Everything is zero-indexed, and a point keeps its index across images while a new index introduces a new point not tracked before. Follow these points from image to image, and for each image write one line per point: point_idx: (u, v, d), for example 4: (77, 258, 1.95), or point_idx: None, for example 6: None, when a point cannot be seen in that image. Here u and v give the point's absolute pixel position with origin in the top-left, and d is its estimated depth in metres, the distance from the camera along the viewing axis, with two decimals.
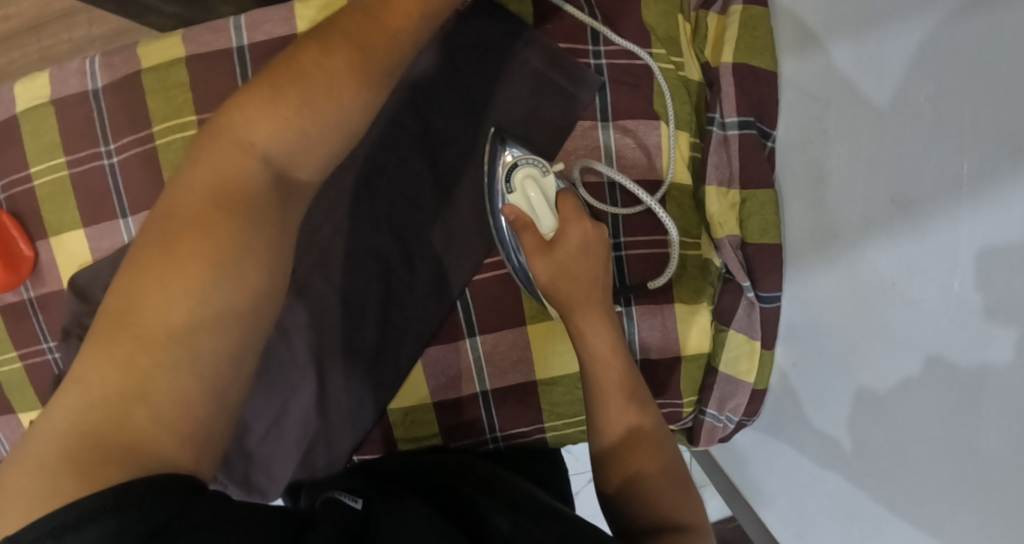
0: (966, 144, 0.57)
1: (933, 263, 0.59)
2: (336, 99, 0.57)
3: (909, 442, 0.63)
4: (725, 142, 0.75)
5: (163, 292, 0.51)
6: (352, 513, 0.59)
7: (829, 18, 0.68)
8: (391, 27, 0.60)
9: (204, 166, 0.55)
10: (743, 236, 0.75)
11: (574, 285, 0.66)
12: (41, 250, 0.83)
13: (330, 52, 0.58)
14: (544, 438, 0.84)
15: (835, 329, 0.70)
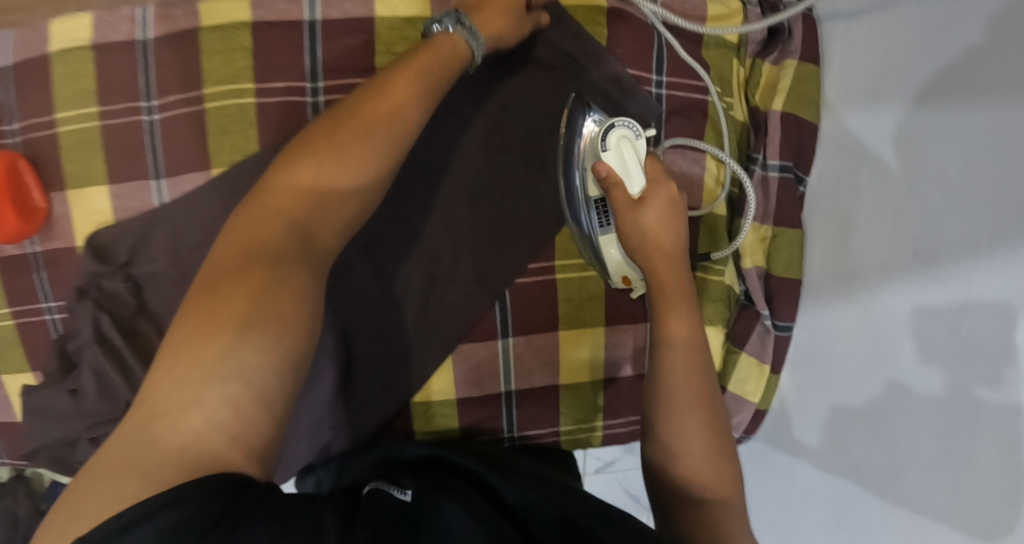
0: (982, 209, 0.61)
1: (941, 312, 0.65)
2: (338, 158, 0.64)
3: (903, 460, 0.70)
4: (764, 181, 0.81)
5: (222, 319, 0.54)
6: (400, 505, 0.59)
7: (878, 78, 0.72)
8: (394, 99, 0.67)
9: (240, 229, 0.60)
10: (768, 268, 0.83)
11: (658, 261, 0.66)
12: (57, 202, 0.78)
13: (340, 126, 0.65)
14: (559, 441, 0.88)
15: (842, 353, 0.77)
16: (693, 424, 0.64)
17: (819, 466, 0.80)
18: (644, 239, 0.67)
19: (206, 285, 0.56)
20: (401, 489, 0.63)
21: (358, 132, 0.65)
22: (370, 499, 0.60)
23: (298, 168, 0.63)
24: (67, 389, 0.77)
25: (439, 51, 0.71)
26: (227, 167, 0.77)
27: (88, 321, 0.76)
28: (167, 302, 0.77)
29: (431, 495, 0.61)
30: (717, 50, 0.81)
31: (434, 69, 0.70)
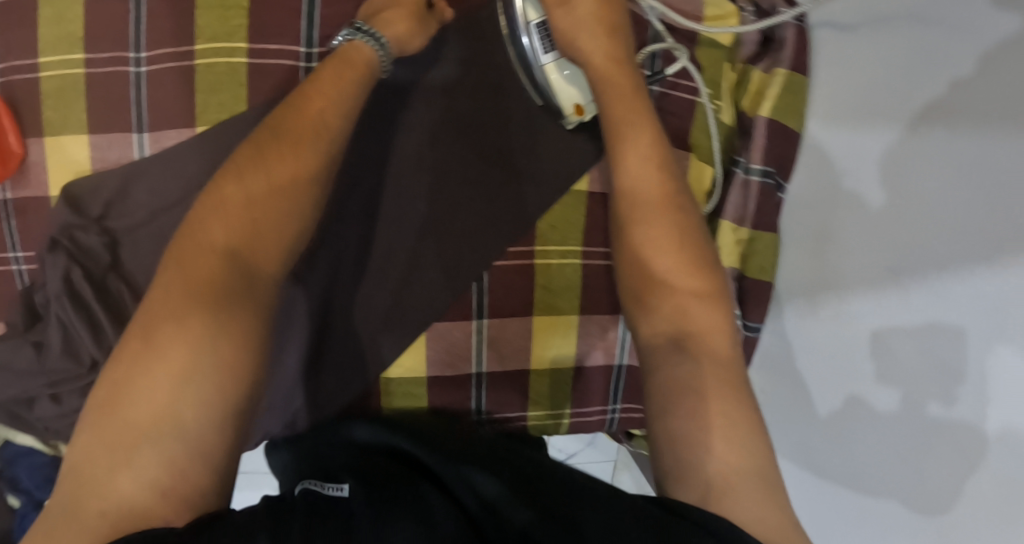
0: (962, 234, 0.62)
1: (913, 330, 0.66)
2: (274, 189, 0.64)
3: (864, 459, 0.73)
4: (745, 184, 0.82)
5: (141, 382, 0.56)
6: (335, 506, 0.56)
7: (867, 94, 0.74)
8: (310, 115, 0.68)
9: (178, 272, 0.61)
10: (742, 269, 0.84)
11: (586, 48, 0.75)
12: (33, 149, 0.76)
13: (263, 150, 0.66)
14: (525, 426, 0.89)
15: (806, 359, 0.80)
16: (685, 309, 0.65)
17: (795, 465, 0.83)
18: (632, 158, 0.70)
19: (136, 347, 0.57)
20: (337, 485, 0.61)
21: (284, 156, 0.66)
22: (302, 502, 0.57)
23: (227, 197, 0.64)
24: (31, 342, 0.76)
25: (351, 63, 0.73)
26: (213, 126, 0.76)
27: (58, 274, 0.74)
28: (141, 259, 0.77)
29: (373, 496, 0.58)
30: (710, 53, 0.82)
31: (345, 86, 0.71)
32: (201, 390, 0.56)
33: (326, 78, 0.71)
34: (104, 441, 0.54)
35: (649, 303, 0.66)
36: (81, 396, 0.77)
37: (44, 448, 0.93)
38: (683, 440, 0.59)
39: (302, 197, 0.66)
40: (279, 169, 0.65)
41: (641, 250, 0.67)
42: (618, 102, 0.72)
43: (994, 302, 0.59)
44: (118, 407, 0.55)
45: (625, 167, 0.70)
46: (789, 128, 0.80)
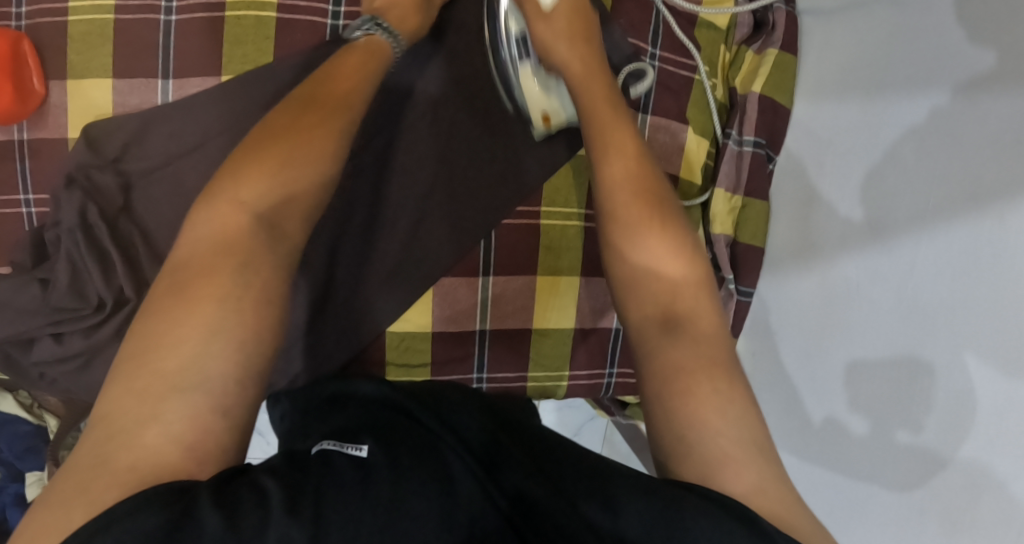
0: (932, 182, 0.70)
1: (892, 273, 0.74)
2: (302, 148, 0.66)
3: (847, 426, 0.79)
4: (738, 156, 0.88)
5: (169, 333, 0.53)
6: (357, 470, 0.53)
7: (846, 74, 0.81)
8: (338, 86, 0.71)
9: (208, 227, 0.60)
10: (735, 236, 0.90)
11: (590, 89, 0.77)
12: (54, 90, 0.76)
13: (299, 114, 0.67)
14: (525, 387, 0.91)
15: (798, 361, 0.85)
16: (656, 270, 0.64)
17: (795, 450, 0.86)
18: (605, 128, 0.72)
19: (170, 294, 0.55)
20: (355, 445, 0.57)
21: (317, 119, 0.68)
22: (324, 466, 0.53)
23: (252, 156, 0.64)
24: (38, 279, 0.75)
25: (365, 50, 0.75)
26: (237, 76, 0.78)
27: (74, 209, 0.74)
28: (155, 202, 0.77)
29: (393, 457, 0.56)
30: (707, 34, 0.87)
31: (367, 66, 0.74)
32: (228, 347, 0.54)
33: (347, 59, 0.74)
34: (129, 395, 0.51)
35: (634, 254, 0.65)
36: (84, 337, 0.75)
37: (27, 416, 0.90)
38: (668, 370, 0.57)
39: (328, 163, 0.67)
40: (312, 151, 0.66)
41: (619, 193, 0.68)
42: (597, 97, 0.76)
43: (962, 281, 0.67)
44: (143, 356, 0.53)
45: (607, 137, 0.72)
46: (778, 103, 0.86)
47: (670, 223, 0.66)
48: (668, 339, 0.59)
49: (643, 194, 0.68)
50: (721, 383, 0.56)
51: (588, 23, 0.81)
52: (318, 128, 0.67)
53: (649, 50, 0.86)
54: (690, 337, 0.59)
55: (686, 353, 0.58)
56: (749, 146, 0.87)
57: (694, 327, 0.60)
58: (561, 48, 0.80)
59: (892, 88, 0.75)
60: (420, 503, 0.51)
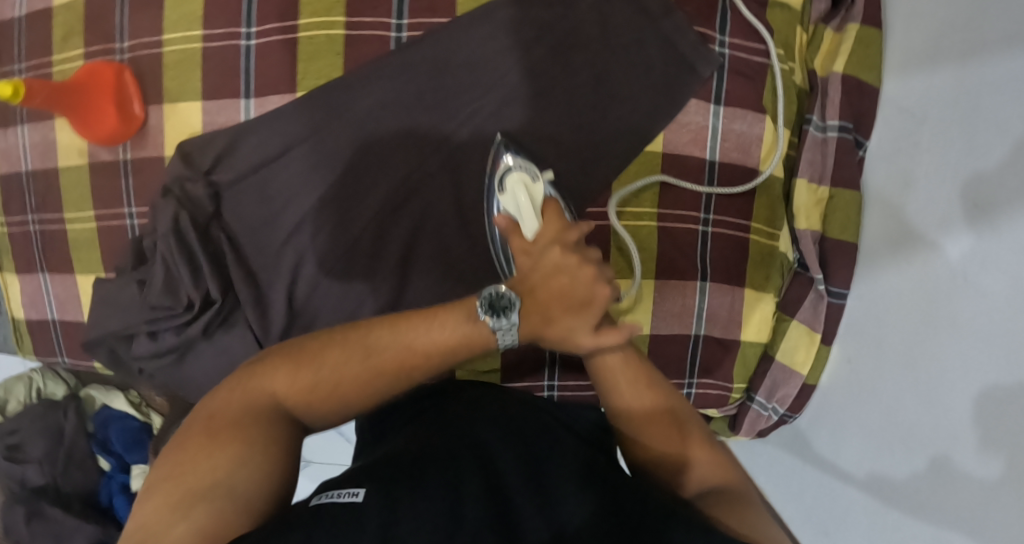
0: None
1: (1007, 259, 0.69)
2: (359, 389, 0.59)
3: (959, 431, 0.73)
4: (823, 143, 0.81)
5: (202, 460, 0.54)
6: (352, 517, 0.51)
7: (936, 41, 0.75)
8: (414, 362, 0.59)
9: (239, 390, 0.58)
10: (824, 231, 0.82)
11: (610, 337, 0.62)
12: (152, 113, 0.84)
13: (370, 335, 0.60)
14: (598, 397, 0.88)
15: (892, 389, 0.79)
16: (687, 464, 0.62)
17: (868, 492, 0.81)
18: (616, 365, 0.64)
19: (200, 437, 0.55)
20: (350, 490, 0.54)
21: (353, 356, 0.59)
22: (315, 517, 0.51)
23: (333, 347, 0.60)
24: (136, 280, 0.83)
25: (445, 330, 0.60)
26: (311, 90, 0.82)
27: (167, 216, 0.81)
28: (241, 212, 0.84)
29: (394, 503, 0.52)
30: (783, 15, 0.81)
31: (449, 336, 0.60)
32: (258, 473, 0.55)
33: (432, 322, 0.61)
34: (160, 505, 0.52)
35: (615, 397, 0.65)
36: (177, 334, 0.83)
37: (136, 414, 1.03)
38: (659, 457, 0.63)
39: (376, 387, 0.60)
40: (391, 347, 0.60)
41: (598, 377, 0.65)
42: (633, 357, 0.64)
43: None
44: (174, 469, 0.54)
45: (630, 410, 0.64)
46: (865, 81, 0.79)
47: (674, 422, 0.64)
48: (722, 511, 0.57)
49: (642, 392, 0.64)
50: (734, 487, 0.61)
51: (618, 368, 0.64)
52: (417, 359, 0.59)
53: (719, 38, 0.81)
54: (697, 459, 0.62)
55: (654, 437, 0.63)
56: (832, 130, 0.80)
57: (705, 468, 0.62)
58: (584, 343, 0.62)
59: (990, 53, 0.70)
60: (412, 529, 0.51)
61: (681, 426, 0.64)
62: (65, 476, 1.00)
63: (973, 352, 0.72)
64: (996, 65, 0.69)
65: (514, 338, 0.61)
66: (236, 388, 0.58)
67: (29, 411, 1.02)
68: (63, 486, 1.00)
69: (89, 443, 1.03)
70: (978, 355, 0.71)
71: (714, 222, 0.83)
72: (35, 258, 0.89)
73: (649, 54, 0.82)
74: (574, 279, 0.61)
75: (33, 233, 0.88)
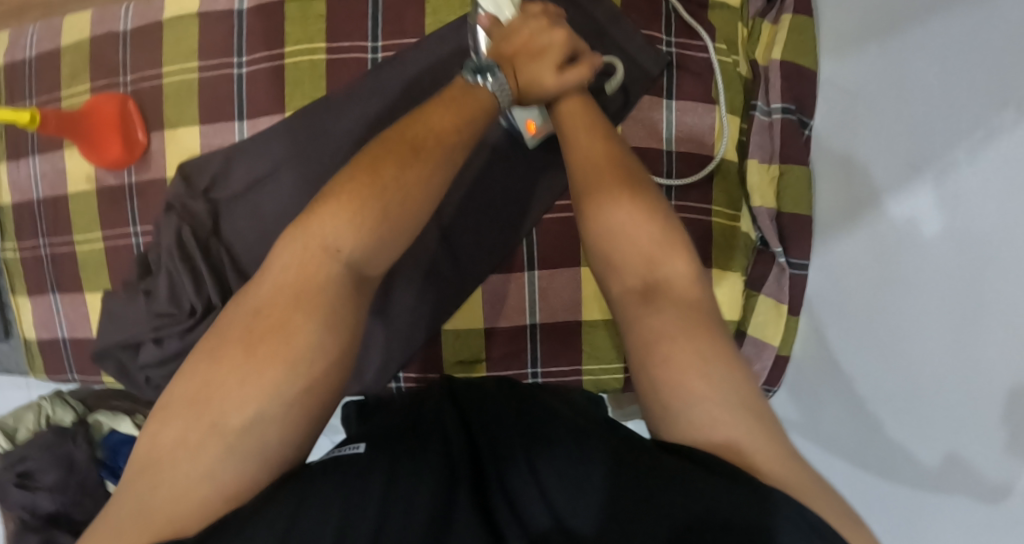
0: (967, 96, 0.71)
1: (941, 209, 0.73)
2: (416, 180, 0.64)
3: (919, 384, 0.76)
4: (770, 125, 0.88)
5: (226, 392, 0.56)
6: (353, 468, 0.55)
7: (864, 23, 0.82)
8: (443, 129, 0.66)
9: (288, 268, 0.60)
10: (779, 208, 0.88)
11: (584, 162, 0.68)
12: (154, 139, 0.92)
13: (384, 160, 0.63)
14: (581, 381, 0.93)
15: (857, 350, 0.82)
16: (653, 260, 0.62)
17: (852, 464, 0.83)
18: (575, 129, 0.71)
19: (238, 348, 0.57)
20: (353, 445, 0.58)
21: (407, 156, 0.64)
22: (318, 467, 0.55)
23: (353, 181, 0.63)
24: (142, 290, 0.88)
25: (470, 97, 0.70)
26: (298, 110, 0.90)
27: (172, 231, 0.88)
28: (238, 225, 0.90)
29: (384, 455, 0.56)
30: (723, 14, 0.89)
31: (466, 122, 0.68)
32: (285, 411, 0.56)
33: (449, 105, 0.68)
34: (180, 439, 0.55)
35: (599, 214, 0.64)
36: (180, 340, 0.87)
37: None
38: (647, 337, 0.58)
39: (416, 213, 0.64)
40: (428, 132, 0.66)
41: (583, 163, 0.68)
42: (595, 158, 0.68)
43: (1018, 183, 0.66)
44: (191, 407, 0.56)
45: (575, 151, 0.69)
46: (803, 66, 0.86)
47: (632, 175, 0.66)
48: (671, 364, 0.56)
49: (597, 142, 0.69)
50: (701, 345, 0.57)
51: (605, 141, 0.69)
52: (450, 134, 0.66)
53: (665, 40, 0.89)
54: (667, 303, 0.60)
55: (667, 323, 0.58)
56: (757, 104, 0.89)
57: (672, 293, 0.61)
58: (578, 136, 0.70)
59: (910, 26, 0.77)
60: (409, 492, 0.54)
61: (633, 181, 0.66)
62: (78, 504, 1.02)
63: (923, 303, 0.75)
64: (929, 28, 0.75)
65: (510, 99, 0.72)
66: (288, 251, 0.61)
67: (38, 440, 1.04)
68: (76, 515, 1.02)
69: (99, 470, 1.06)
70: (928, 305, 0.75)
71: (676, 208, 0.89)
72: (46, 280, 0.95)
73: (602, 58, 0.89)
74: (544, 75, 0.73)
75: (45, 256, 0.95)
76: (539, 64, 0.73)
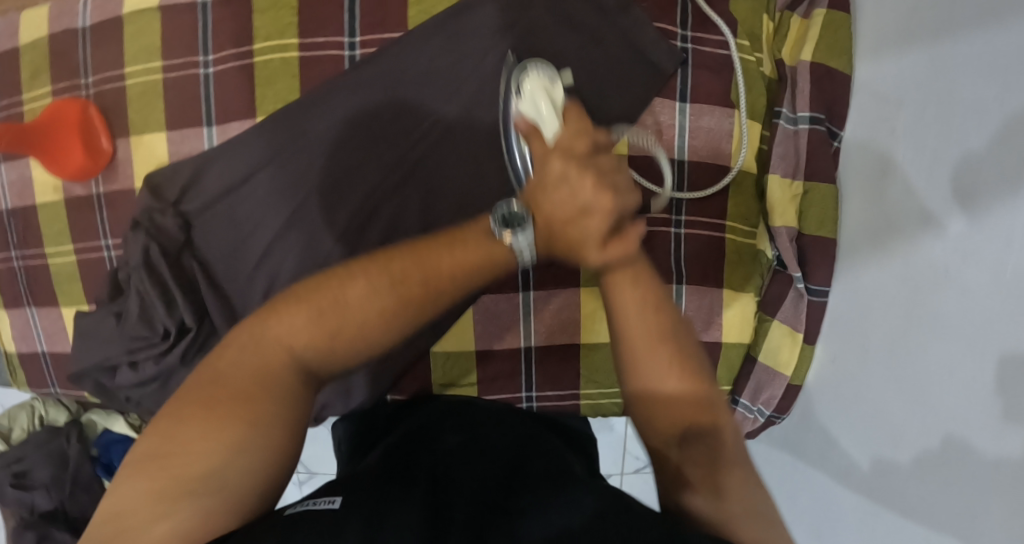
0: (1023, 118, 0.59)
1: (986, 251, 0.62)
2: (362, 333, 0.51)
3: (955, 433, 0.66)
4: (795, 135, 0.78)
5: (192, 440, 0.47)
6: (332, 525, 0.47)
7: (908, 19, 0.69)
8: (443, 269, 0.52)
9: (239, 350, 0.50)
10: (800, 228, 0.79)
11: (609, 259, 0.53)
12: (120, 146, 0.85)
13: (382, 266, 0.52)
14: (578, 405, 0.87)
15: (879, 386, 0.73)
16: (665, 386, 0.54)
17: (858, 502, 0.76)
18: (579, 171, 0.52)
19: (196, 407, 0.48)
20: (328, 498, 0.51)
21: (391, 272, 0.52)
22: (288, 522, 0.47)
23: (351, 281, 0.52)
24: (114, 312, 0.84)
25: (476, 250, 0.53)
26: (271, 115, 0.82)
27: (138, 248, 0.82)
28: (211, 238, 0.85)
29: (371, 508, 0.49)
30: (746, 4, 0.78)
31: (483, 247, 0.53)
32: (257, 463, 0.48)
33: (481, 218, 0.55)
34: (144, 493, 0.46)
35: (644, 395, 0.54)
36: (156, 363, 0.83)
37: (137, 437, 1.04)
38: (677, 494, 0.53)
39: (401, 328, 0.52)
40: (449, 264, 0.53)
41: (637, 341, 0.54)
42: (619, 264, 0.54)
43: None
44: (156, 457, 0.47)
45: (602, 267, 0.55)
46: (835, 68, 0.75)
47: (675, 332, 0.55)
48: (722, 474, 0.52)
49: (637, 278, 0.55)
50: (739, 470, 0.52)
51: (635, 232, 0.54)
52: (469, 257, 0.53)
53: (680, 34, 0.79)
54: (687, 453, 0.53)
55: (696, 467, 0.53)
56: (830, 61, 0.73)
57: (709, 436, 0.53)
58: (594, 216, 0.52)
59: (957, 33, 0.64)
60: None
61: (671, 318, 0.55)
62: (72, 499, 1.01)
63: (957, 347, 0.65)
64: (972, 43, 0.63)
65: (535, 253, 0.54)
66: (240, 333, 0.51)
67: (33, 439, 1.03)
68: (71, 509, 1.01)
69: (94, 466, 1.03)
70: (963, 350, 0.65)
71: (686, 223, 0.80)
72: (21, 294, 0.91)
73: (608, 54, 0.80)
74: (586, 241, 0.52)
75: (18, 269, 0.90)
76: (598, 162, 0.53)
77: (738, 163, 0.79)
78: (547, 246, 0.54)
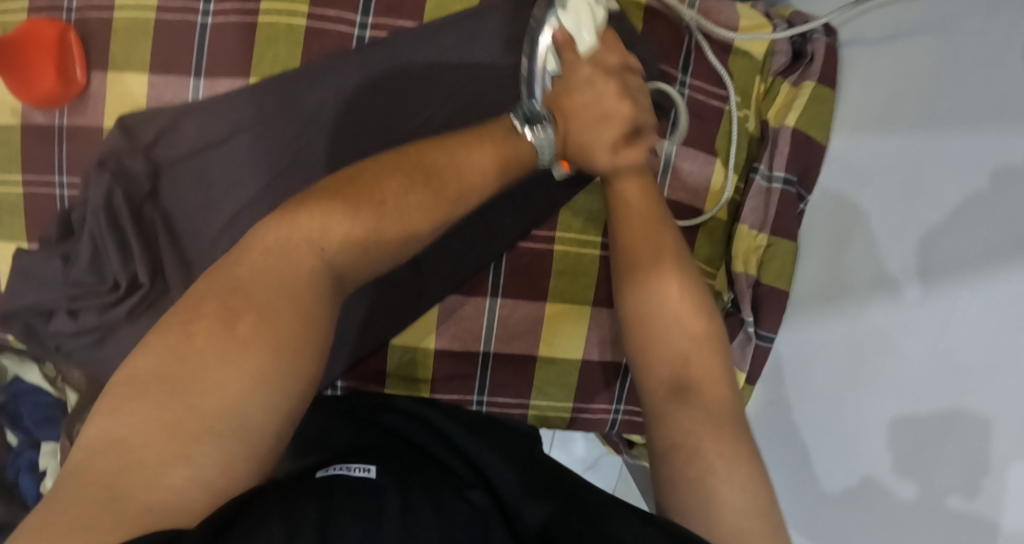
0: (983, 215, 0.62)
1: (924, 323, 0.67)
2: (416, 223, 0.55)
3: (873, 477, 0.71)
4: (767, 192, 0.85)
5: (204, 374, 0.46)
6: (372, 491, 0.51)
7: (888, 104, 0.74)
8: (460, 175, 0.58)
9: (274, 239, 0.52)
10: (758, 276, 0.86)
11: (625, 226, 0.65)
12: (95, 80, 0.81)
13: (422, 165, 0.58)
14: (526, 415, 0.89)
15: (813, 429, 0.79)
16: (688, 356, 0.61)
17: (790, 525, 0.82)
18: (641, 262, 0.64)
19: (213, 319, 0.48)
20: (362, 468, 0.54)
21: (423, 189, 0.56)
22: (327, 489, 0.49)
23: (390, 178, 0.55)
24: (60, 254, 0.80)
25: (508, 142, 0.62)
26: (264, 79, 0.80)
27: (100, 190, 0.78)
28: (179, 196, 0.81)
29: (399, 481, 0.53)
30: (743, 64, 0.85)
31: (490, 168, 0.60)
32: (281, 396, 0.48)
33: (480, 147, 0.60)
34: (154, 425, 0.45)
35: (658, 349, 0.62)
36: (97, 315, 0.80)
37: (50, 389, 1.00)
38: (677, 438, 0.58)
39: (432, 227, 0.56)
40: (449, 166, 0.58)
41: (649, 302, 0.62)
42: (652, 275, 0.63)
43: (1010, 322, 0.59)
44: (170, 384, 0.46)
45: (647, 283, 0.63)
46: (813, 137, 0.82)
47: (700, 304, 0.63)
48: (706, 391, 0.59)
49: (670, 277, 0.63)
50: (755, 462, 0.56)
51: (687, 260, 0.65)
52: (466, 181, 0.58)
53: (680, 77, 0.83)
54: (698, 403, 0.59)
55: (695, 421, 0.58)
56: (816, 35, 0.83)
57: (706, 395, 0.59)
58: (646, 278, 0.63)
59: (936, 125, 0.68)
60: (425, 519, 0.49)
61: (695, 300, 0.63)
62: None
63: (886, 406, 0.70)
64: (944, 143, 0.67)
65: (552, 155, 0.65)
66: (278, 224, 0.52)
67: None
68: None
69: None
70: (891, 408, 0.70)
71: None
72: None
73: None
74: (597, 150, 0.65)
75: None
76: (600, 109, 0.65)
77: (715, 206, 0.84)
78: (561, 146, 0.65)
